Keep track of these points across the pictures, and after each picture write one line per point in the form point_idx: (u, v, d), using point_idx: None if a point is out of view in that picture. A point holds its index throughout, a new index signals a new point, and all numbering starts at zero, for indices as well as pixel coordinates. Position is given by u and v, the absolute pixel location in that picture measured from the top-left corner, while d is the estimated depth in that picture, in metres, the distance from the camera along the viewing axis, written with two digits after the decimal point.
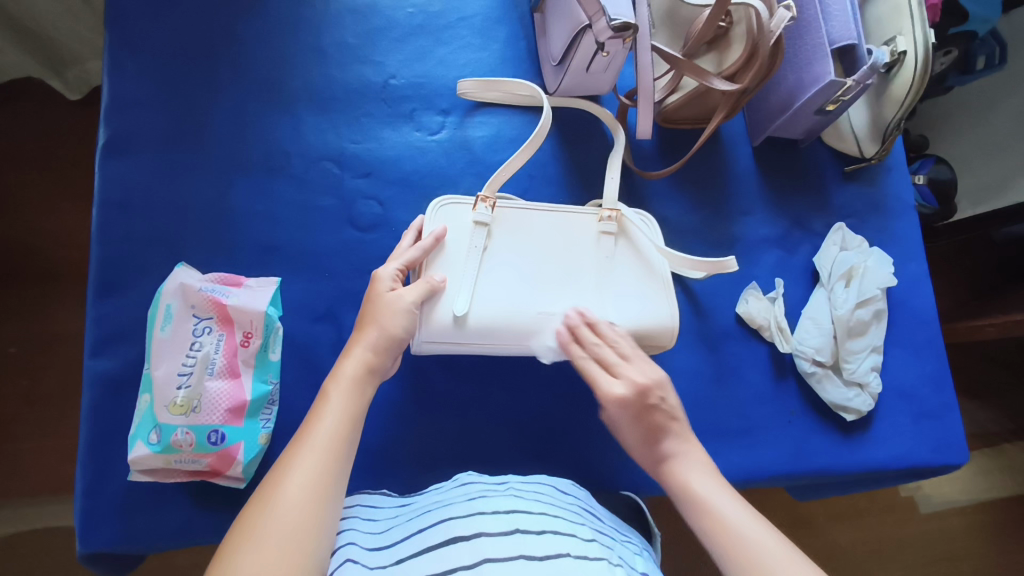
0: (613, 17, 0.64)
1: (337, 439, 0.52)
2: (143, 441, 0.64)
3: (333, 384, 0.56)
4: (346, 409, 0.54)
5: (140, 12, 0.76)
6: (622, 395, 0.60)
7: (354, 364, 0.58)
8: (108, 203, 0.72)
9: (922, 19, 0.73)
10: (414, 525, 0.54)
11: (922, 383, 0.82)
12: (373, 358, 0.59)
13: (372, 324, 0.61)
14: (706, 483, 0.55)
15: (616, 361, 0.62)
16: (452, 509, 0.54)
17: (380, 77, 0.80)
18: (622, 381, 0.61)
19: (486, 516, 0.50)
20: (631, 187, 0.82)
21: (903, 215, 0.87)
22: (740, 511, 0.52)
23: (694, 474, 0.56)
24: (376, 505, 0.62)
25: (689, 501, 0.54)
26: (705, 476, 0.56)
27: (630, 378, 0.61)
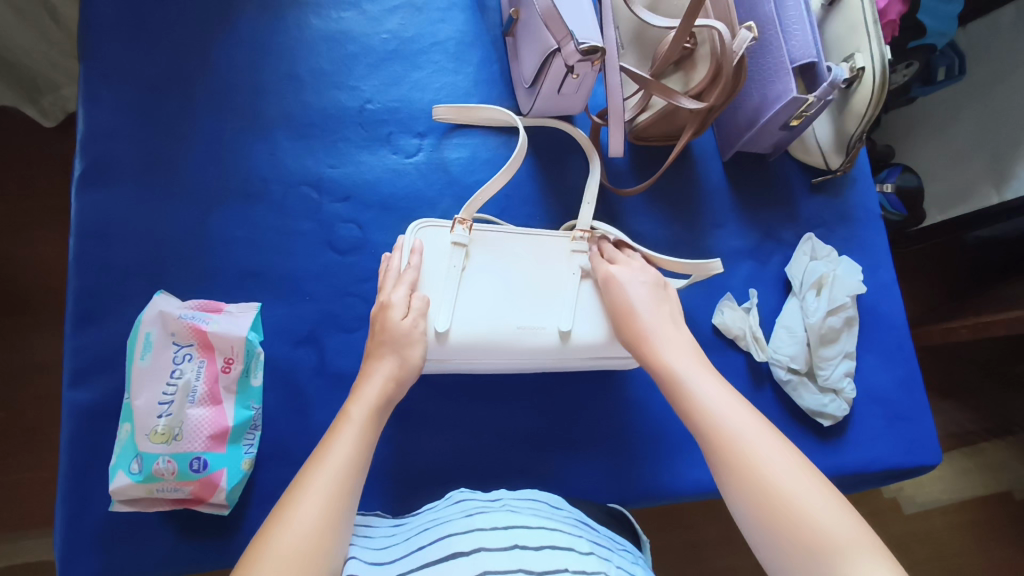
0: (580, 40, 0.66)
1: (354, 467, 0.52)
2: (124, 471, 0.64)
3: (353, 407, 0.57)
4: (363, 436, 0.55)
5: (115, 44, 0.77)
6: (623, 275, 0.67)
7: (374, 390, 0.58)
8: (85, 234, 0.72)
9: (878, 37, 0.76)
10: (410, 543, 0.54)
11: (894, 387, 0.84)
12: (392, 386, 0.59)
13: (384, 351, 0.61)
14: (688, 367, 0.58)
15: (622, 259, 0.69)
16: (450, 525, 0.54)
17: (356, 102, 0.81)
18: (626, 268, 0.68)
19: (484, 532, 0.51)
20: (606, 204, 0.84)
21: (870, 225, 0.90)
22: (720, 395, 0.55)
23: (672, 354, 0.60)
24: (368, 524, 0.62)
25: (672, 386, 0.58)
26: (688, 360, 0.59)
27: (627, 270, 0.68)
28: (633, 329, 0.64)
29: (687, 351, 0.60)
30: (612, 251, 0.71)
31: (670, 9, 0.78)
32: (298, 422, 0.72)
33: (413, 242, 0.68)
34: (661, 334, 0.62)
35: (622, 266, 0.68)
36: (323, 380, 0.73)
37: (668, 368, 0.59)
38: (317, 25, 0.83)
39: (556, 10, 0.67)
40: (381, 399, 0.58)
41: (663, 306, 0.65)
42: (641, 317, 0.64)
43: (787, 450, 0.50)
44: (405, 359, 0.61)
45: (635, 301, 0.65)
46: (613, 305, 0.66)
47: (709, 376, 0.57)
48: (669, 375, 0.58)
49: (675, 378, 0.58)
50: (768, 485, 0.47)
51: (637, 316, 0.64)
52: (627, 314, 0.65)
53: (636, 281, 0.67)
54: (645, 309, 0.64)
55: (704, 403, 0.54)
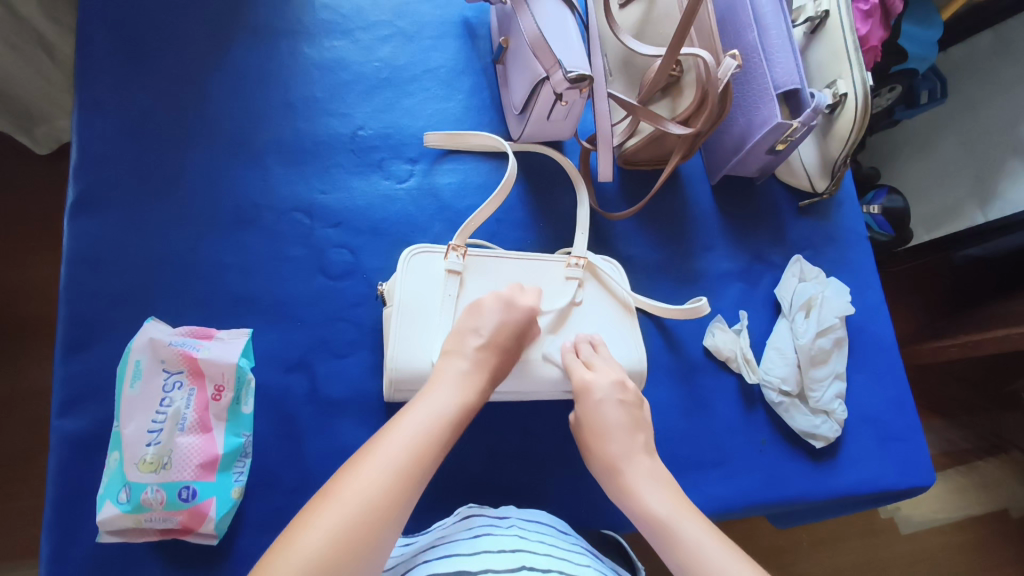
0: (569, 69, 0.67)
1: (402, 474, 0.49)
2: (112, 501, 0.63)
3: (408, 417, 0.54)
4: (418, 443, 0.52)
5: (110, 73, 0.77)
6: (600, 388, 0.65)
7: (420, 421, 0.54)
8: (76, 261, 0.72)
9: (860, 63, 0.78)
10: (421, 557, 0.56)
11: (886, 407, 0.85)
12: (455, 413, 0.57)
13: (503, 343, 0.64)
14: (670, 508, 0.57)
15: (600, 367, 0.67)
16: (460, 543, 0.56)
17: (348, 128, 0.82)
18: (604, 378, 0.66)
19: (492, 554, 0.53)
20: (597, 228, 0.85)
21: (857, 246, 0.91)
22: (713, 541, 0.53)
23: (652, 494, 0.59)
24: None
25: (654, 525, 0.57)
26: (669, 502, 0.58)
27: (605, 380, 0.66)
28: (586, 420, 0.65)
29: (668, 491, 0.59)
30: (587, 352, 0.69)
31: (656, 36, 0.79)
32: (289, 448, 0.71)
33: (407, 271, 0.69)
34: (636, 469, 0.61)
35: (597, 373, 0.67)
36: (315, 406, 0.73)
37: (650, 512, 0.58)
38: (310, 53, 0.84)
39: (544, 39, 0.69)
40: (438, 415, 0.55)
41: (639, 435, 0.64)
42: (592, 397, 0.65)
43: None
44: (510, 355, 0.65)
45: (610, 424, 0.64)
46: (585, 418, 0.65)
47: (693, 518, 0.56)
48: (651, 518, 0.57)
49: (658, 522, 0.56)
50: None
51: (610, 441, 0.63)
52: (598, 437, 0.64)
53: (611, 400, 0.65)
54: (616, 435, 0.63)
55: (692, 547, 0.53)
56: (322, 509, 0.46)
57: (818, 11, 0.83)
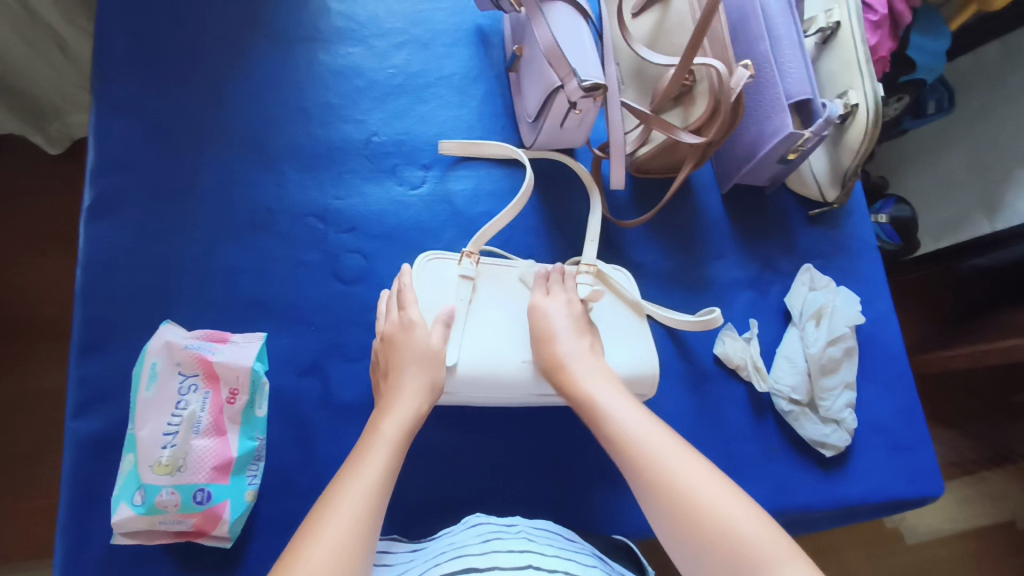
0: (583, 78, 0.68)
1: (349, 550, 0.48)
2: (127, 502, 0.63)
3: (347, 491, 0.52)
4: (361, 513, 0.50)
5: (127, 78, 0.78)
6: (551, 306, 0.70)
7: (362, 481, 0.53)
8: (93, 263, 0.73)
9: (871, 75, 0.79)
10: (429, 563, 0.57)
11: (895, 417, 0.85)
12: (388, 476, 0.55)
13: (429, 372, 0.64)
14: (606, 394, 0.62)
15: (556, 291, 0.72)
16: (469, 547, 0.57)
17: (362, 134, 0.83)
18: (556, 299, 0.71)
19: (500, 554, 0.54)
20: (608, 236, 0.85)
21: (867, 255, 0.92)
22: (640, 421, 0.59)
23: (593, 384, 0.63)
24: (390, 551, 0.63)
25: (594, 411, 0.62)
26: (612, 393, 0.62)
27: (558, 303, 0.70)
28: (551, 352, 0.66)
29: (607, 381, 0.64)
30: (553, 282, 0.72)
31: (669, 47, 0.80)
32: (301, 452, 0.71)
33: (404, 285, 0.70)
34: (580, 364, 0.65)
35: (552, 297, 0.71)
36: (328, 410, 0.73)
37: (589, 398, 0.62)
38: (325, 60, 0.85)
39: (560, 48, 0.69)
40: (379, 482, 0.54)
41: (584, 338, 0.68)
42: (559, 344, 0.66)
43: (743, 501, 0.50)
44: (429, 392, 0.63)
45: (558, 327, 0.68)
46: (534, 331, 0.68)
47: (633, 407, 0.61)
48: (587, 403, 0.62)
49: (592, 406, 0.62)
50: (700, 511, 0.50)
51: (558, 342, 0.66)
52: (545, 339, 0.67)
53: (560, 313, 0.69)
54: (563, 335, 0.67)
55: (620, 426, 0.59)
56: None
57: (830, 22, 0.83)
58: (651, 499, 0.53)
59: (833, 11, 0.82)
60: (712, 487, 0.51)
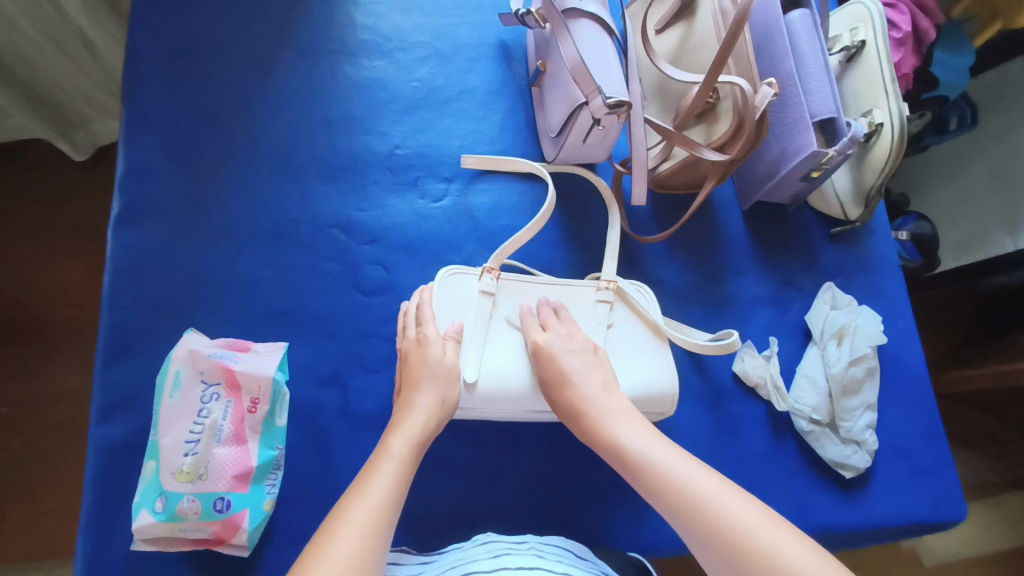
0: (608, 95, 0.68)
1: (360, 559, 0.49)
2: (148, 509, 0.64)
3: (354, 503, 0.53)
4: (369, 524, 0.51)
5: (157, 89, 0.80)
6: (556, 345, 0.68)
7: (380, 485, 0.55)
8: (120, 270, 0.74)
9: (896, 94, 0.78)
10: None
11: (917, 439, 0.84)
12: (400, 487, 0.56)
13: (443, 385, 0.64)
14: (637, 438, 0.61)
15: (553, 327, 0.70)
16: (478, 563, 0.57)
17: (385, 147, 0.84)
18: (555, 336, 0.69)
19: (511, 572, 0.54)
20: (628, 251, 0.85)
21: (889, 275, 0.91)
22: (674, 458, 0.58)
23: (624, 428, 0.62)
24: (399, 562, 0.63)
25: (624, 456, 0.60)
26: (641, 435, 0.61)
27: (557, 338, 0.68)
28: (567, 399, 0.65)
29: (635, 423, 0.63)
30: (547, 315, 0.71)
31: (693, 64, 0.80)
32: (320, 462, 0.71)
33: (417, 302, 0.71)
34: (602, 406, 0.64)
35: (551, 333, 0.69)
36: (347, 420, 0.73)
37: (619, 445, 0.61)
38: (350, 73, 0.86)
39: (585, 65, 0.70)
40: (386, 493, 0.54)
41: (597, 374, 0.67)
42: (574, 386, 0.65)
43: (787, 530, 0.51)
44: (439, 409, 0.64)
45: (568, 370, 0.66)
46: (544, 376, 0.67)
47: (663, 444, 0.60)
48: (619, 451, 0.61)
49: (626, 454, 0.60)
50: (750, 546, 0.50)
51: (573, 385, 0.65)
52: (559, 385, 0.66)
53: (566, 350, 0.67)
54: (579, 377, 0.66)
55: (657, 467, 0.58)
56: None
57: (854, 41, 0.83)
58: (698, 540, 0.53)
59: (859, 30, 0.82)
60: (779, 535, 0.50)
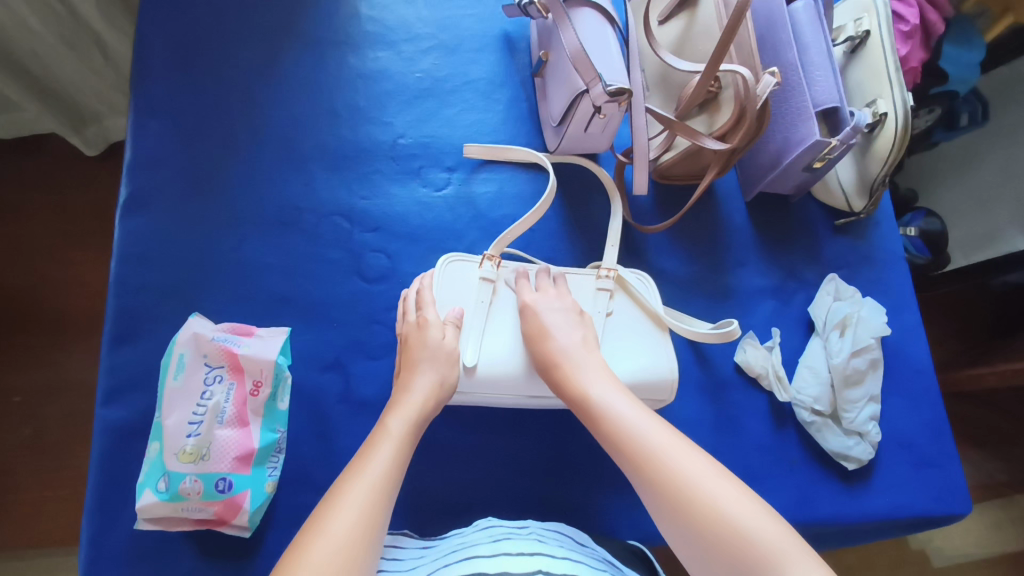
0: (608, 83, 0.69)
1: (357, 541, 0.49)
2: (152, 489, 0.65)
3: (353, 485, 0.53)
4: (368, 504, 0.52)
5: (165, 78, 0.81)
6: (544, 303, 0.70)
7: (379, 467, 0.55)
8: (127, 256, 0.75)
9: (900, 84, 0.78)
10: (437, 563, 0.57)
11: (921, 432, 0.83)
12: (397, 468, 0.56)
13: (443, 369, 0.65)
14: (602, 390, 0.61)
15: (547, 288, 0.72)
16: (478, 547, 0.57)
17: (389, 136, 0.85)
18: (543, 296, 0.70)
19: (511, 557, 0.53)
20: (630, 241, 0.86)
21: (894, 267, 0.90)
22: (636, 411, 0.58)
23: (589, 380, 0.63)
24: (398, 545, 0.64)
25: (588, 406, 0.61)
26: (606, 386, 0.62)
27: (548, 298, 0.70)
28: (545, 350, 0.66)
29: (603, 376, 0.63)
30: (542, 278, 0.73)
31: (695, 54, 0.80)
32: (322, 447, 0.72)
33: (416, 292, 0.71)
34: (574, 359, 0.65)
35: (542, 294, 0.71)
36: (348, 406, 0.74)
37: (584, 395, 0.61)
38: (355, 63, 0.87)
39: (585, 53, 0.70)
40: (384, 473, 0.55)
41: (579, 333, 0.68)
42: (554, 340, 0.66)
43: (736, 488, 0.50)
44: (441, 389, 0.64)
45: (550, 326, 0.67)
46: (526, 329, 0.68)
47: (627, 398, 0.60)
48: (584, 400, 0.61)
49: (590, 405, 0.60)
50: (699, 501, 0.49)
51: (550, 338, 0.67)
52: (540, 337, 0.67)
53: (554, 309, 0.69)
54: (560, 333, 0.67)
55: (620, 419, 0.58)
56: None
57: (859, 31, 0.83)
58: (651, 492, 0.52)
59: (863, 20, 0.82)
60: (720, 487, 0.50)
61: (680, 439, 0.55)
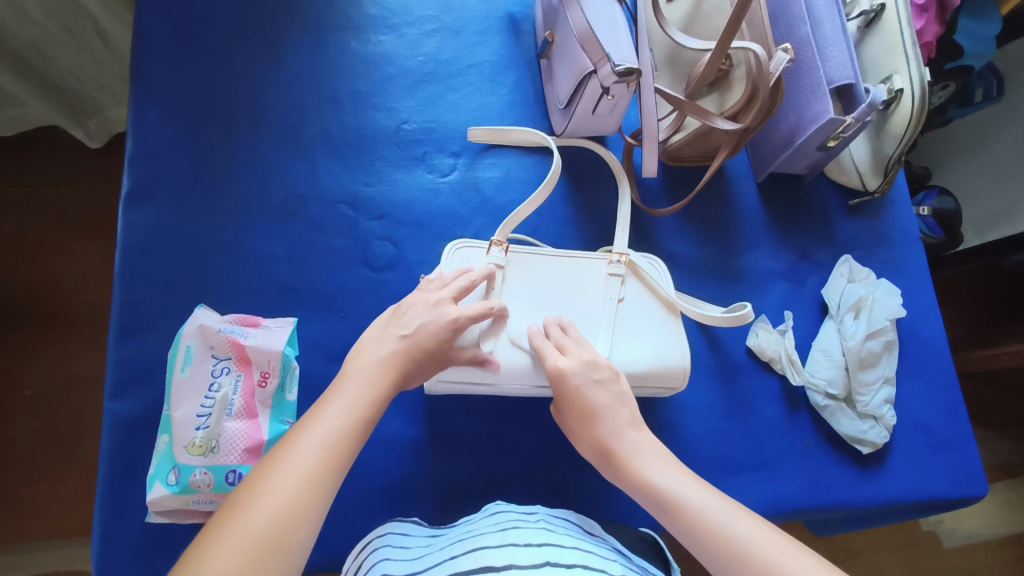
0: (617, 63, 0.67)
1: (341, 435, 0.49)
2: (162, 482, 0.64)
3: (290, 459, 0.46)
4: (357, 408, 0.52)
5: (165, 67, 0.79)
6: (576, 373, 0.62)
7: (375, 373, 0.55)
8: (130, 248, 0.74)
9: (917, 58, 0.75)
10: (443, 553, 0.56)
11: (936, 414, 0.82)
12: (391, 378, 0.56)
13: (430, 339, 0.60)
14: (674, 480, 0.55)
15: (573, 350, 0.64)
16: (484, 538, 0.56)
17: (393, 122, 0.83)
18: (577, 361, 0.63)
19: (518, 547, 0.53)
20: (639, 225, 0.84)
21: (909, 247, 0.88)
22: (712, 502, 0.52)
23: (657, 470, 0.56)
24: (404, 533, 0.64)
25: (656, 499, 0.54)
26: (674, 475, 0.55)
27: (578, 364, 0.62)
28: (596, 438, 0.59)
29: (666, 463, 0.56)
30: (560, 334, 0.66)
31: (704, 31, 0.78)
32: None
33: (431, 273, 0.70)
34: (631, 444, 0.58)
35: (571, 357, 0.63)
36: None
37: (650, 485, 0.55)
38: (357, 47, 0.85)
39: (593, 33, 0.68)
40: (344, 428, 0.50)
41: (625, 409, 0.61)
42: (600, 425, 0.59)
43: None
44: (431, 351, 0.59)
45: (595, 406, 0.60)
46: (569, 409, 0.61)
47: (697, 485, 0.54)
48: (652, 494, 0.54)
49: (660, 497, 0.54)
50: None
51: (599, 422, 0.59)
52: (587, 420, 0.60)
53: (592, 382, 0.61)
54: (606, 416, 0.59)
55: (695, 510, 0.51)
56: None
57: (873, 5, 0.80)
58: None
59: None
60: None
61: (765, 528, 0.49)
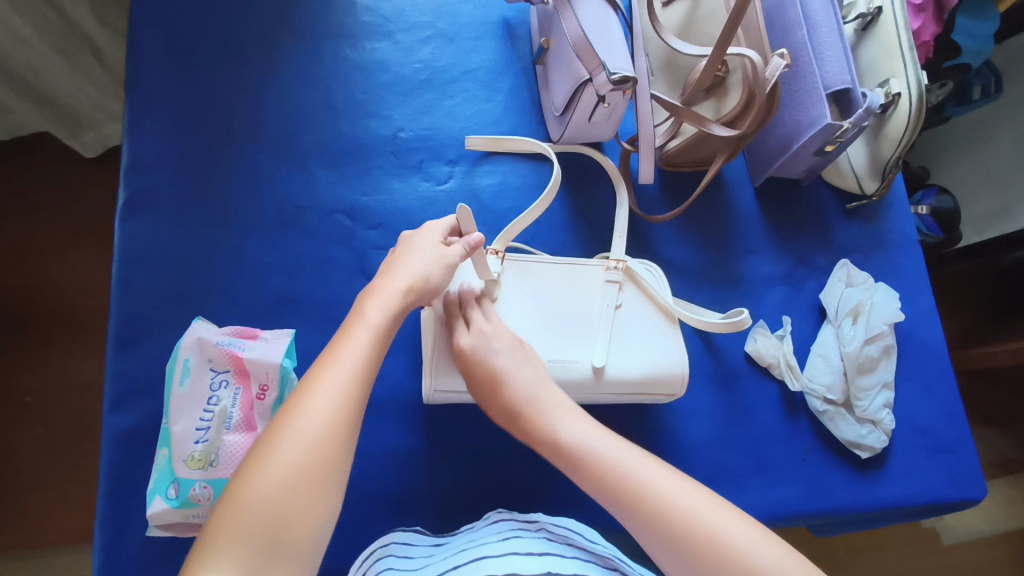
0: (612, 71, 0.67)
1: (357, 375, 0.51)
2: (161, 496, 0.64)
3: (312, 403, 0.48)
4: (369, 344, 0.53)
5: (158, 77, 0.79)
6: (484, 345, 0.64)
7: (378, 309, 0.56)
8: (126, 261, 0.74)
9: (914, 62, 0.75)
10: (447, 562, 0.56)
11: (935, 417, 0.82)
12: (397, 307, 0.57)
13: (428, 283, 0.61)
14: (604, 443, 0.57)
15: (477, 324, 0.65)
16: (487, 546, 0.56)
17: (388, 130, 0.83)
18: (482, 333, 0.64)
19: (519, 558, 0.53)
20: (636, 231, 0.84)
21: (907, 250, 0.88)
22: (648, 469, 0.54)
23: (588, 435, 0.58)
24: (408, 542, 0.63)
25: (585, 458, 0.56)
26: (600, 436, 0.58)
27: (485, 337, 0.64)
28: (505, 403, 0.62)
29: (592, 426, 0.59)
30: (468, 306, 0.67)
31: (700, 38, 0.78)
32: None
33: None
34: (551, 403, 0.61)
35: (477, 329, 0.65)
36: None
37: (577, 444, 0.57)
38: (351, 55, 0.84)
39: (588, 41, 0.68)
40: (362, 361, 0.52)
41: (532, 371, 0.63)
42: (510, 387, 0.62)
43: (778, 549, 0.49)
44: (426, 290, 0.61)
45: (500, 371, 0.62)
46: (476, 377, 0.63)
47: (630, 449, 0.57)
48: (580, 451, 0.57)
49: (588, 458, 0.56)
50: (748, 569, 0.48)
51: (511, 385, 0.62)
52: (492, 385, 0.62)
53: (502, 351, 0.64)
54: (516, 379, 0.62)
55: (629, 476, 0.54)
56: (239, 521, 0.42)
57: (870, 7, 0.80)
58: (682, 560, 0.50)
59: None
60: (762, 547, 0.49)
61: (704, 496, 0.53)
